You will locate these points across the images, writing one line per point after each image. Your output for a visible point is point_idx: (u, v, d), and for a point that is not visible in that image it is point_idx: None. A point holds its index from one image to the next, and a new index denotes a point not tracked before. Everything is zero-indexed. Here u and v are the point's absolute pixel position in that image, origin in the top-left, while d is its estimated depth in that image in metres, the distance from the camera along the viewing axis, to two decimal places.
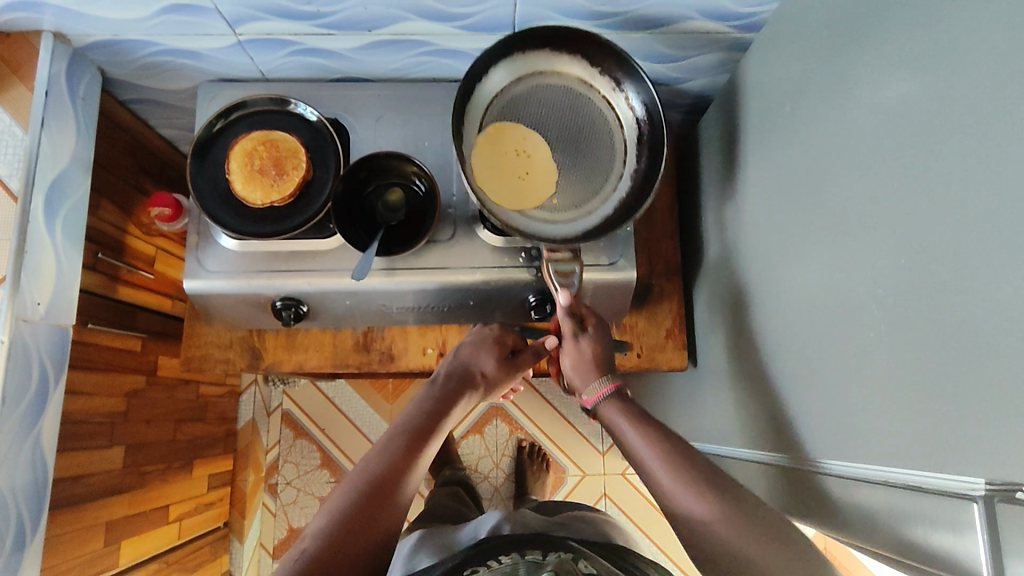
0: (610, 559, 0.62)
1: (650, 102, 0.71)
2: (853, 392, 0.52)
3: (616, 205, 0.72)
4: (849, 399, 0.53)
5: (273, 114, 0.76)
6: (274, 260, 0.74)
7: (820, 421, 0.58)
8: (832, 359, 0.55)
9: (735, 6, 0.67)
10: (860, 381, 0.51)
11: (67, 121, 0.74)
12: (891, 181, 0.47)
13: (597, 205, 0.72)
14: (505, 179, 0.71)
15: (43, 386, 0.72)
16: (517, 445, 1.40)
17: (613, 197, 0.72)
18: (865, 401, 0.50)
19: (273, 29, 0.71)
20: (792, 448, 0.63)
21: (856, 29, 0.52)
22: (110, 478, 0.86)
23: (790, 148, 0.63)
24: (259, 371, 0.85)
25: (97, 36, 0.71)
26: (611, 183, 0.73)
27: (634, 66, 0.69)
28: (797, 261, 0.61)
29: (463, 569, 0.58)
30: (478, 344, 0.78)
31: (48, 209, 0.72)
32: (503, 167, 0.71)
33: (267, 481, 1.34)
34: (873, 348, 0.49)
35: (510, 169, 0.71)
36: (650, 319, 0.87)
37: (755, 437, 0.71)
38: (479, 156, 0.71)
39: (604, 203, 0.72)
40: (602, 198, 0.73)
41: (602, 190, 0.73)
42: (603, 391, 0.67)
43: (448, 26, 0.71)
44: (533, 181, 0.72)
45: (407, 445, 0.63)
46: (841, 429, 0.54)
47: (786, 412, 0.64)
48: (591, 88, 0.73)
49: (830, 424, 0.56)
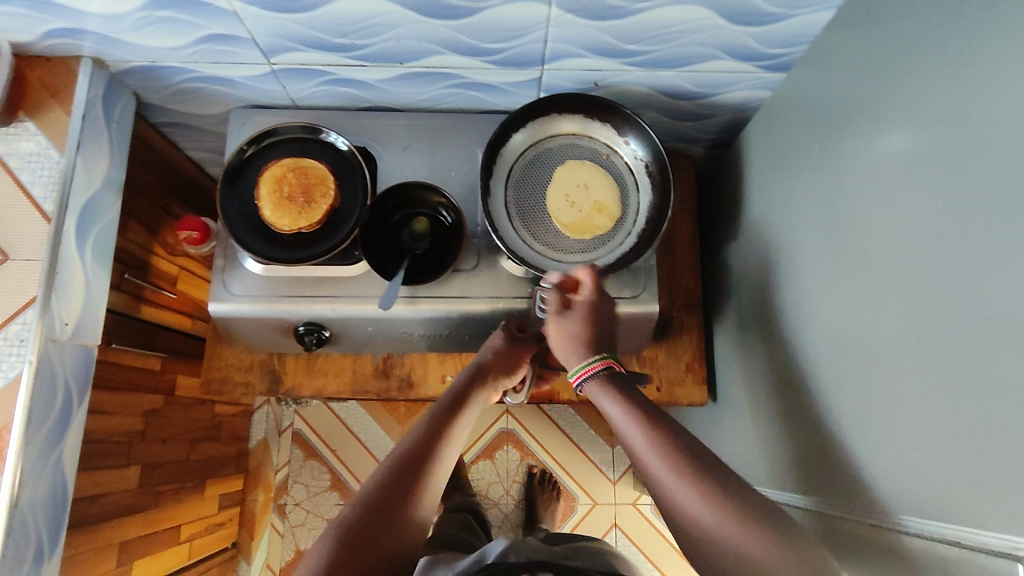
0: None
1: (658, 158, 0.75)
2: (880, 436, 0.51)
3: (621, 254, 0.74)
4: (876, 442, 0.52)
5: (304, 141, 0.77)
6: (298, 285, 0.75)
7: (846, 468, 0.57)
8: (865, 405, 0.55)
9: (762, 46, 0.69)
10: (887, 424, 0.50)
11: (101, 144, 0.75)
12: (919, 226, 0.47)
13: (602, 253, 0.74)
14: (600, 193, 0.76)
15: (67, 406, 0.71)
16: (527, 471, 1.39)
17: (618, 249, 0.75)
18: (893, 443, 0.50)
19: (306, 60, 0.72)
20: (820, 492, 0.62)
21: (886, 75, 0.53)
22: (125, 498, 0.86)
23: (819, 190, 0.63)
24: (278, 395, 0.85)
25: (134, 62, 0.73)
26: (619, 236, 0.75)
27: (643, 127, 0.74)
28: (825, 301, 0.61)
29: None
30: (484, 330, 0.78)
31: (80, 231, 0.73)
32: (592, 199, 0.76)
33: (276, 501, 1.33)
34: (903, 398, 0.49)
35: (594, 196, 0.76)
36: (670, 352, 0.86)
37: (782, 479, 0.70)
38: (605, 223, 0.75)
39: (610, 252, 0.74)
40: (607, 248, 0.75)
41: (608, 242, 0.75)
42: (596, 365, 0.66)
43: (479, 60, 0.72)
44: (588, 178, 0.76)
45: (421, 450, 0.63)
46: (870, 479, 0.53)
47: (813, 455, 0.63)
48: (615, 154, 0.77)
49: (858, 471, 0.55)
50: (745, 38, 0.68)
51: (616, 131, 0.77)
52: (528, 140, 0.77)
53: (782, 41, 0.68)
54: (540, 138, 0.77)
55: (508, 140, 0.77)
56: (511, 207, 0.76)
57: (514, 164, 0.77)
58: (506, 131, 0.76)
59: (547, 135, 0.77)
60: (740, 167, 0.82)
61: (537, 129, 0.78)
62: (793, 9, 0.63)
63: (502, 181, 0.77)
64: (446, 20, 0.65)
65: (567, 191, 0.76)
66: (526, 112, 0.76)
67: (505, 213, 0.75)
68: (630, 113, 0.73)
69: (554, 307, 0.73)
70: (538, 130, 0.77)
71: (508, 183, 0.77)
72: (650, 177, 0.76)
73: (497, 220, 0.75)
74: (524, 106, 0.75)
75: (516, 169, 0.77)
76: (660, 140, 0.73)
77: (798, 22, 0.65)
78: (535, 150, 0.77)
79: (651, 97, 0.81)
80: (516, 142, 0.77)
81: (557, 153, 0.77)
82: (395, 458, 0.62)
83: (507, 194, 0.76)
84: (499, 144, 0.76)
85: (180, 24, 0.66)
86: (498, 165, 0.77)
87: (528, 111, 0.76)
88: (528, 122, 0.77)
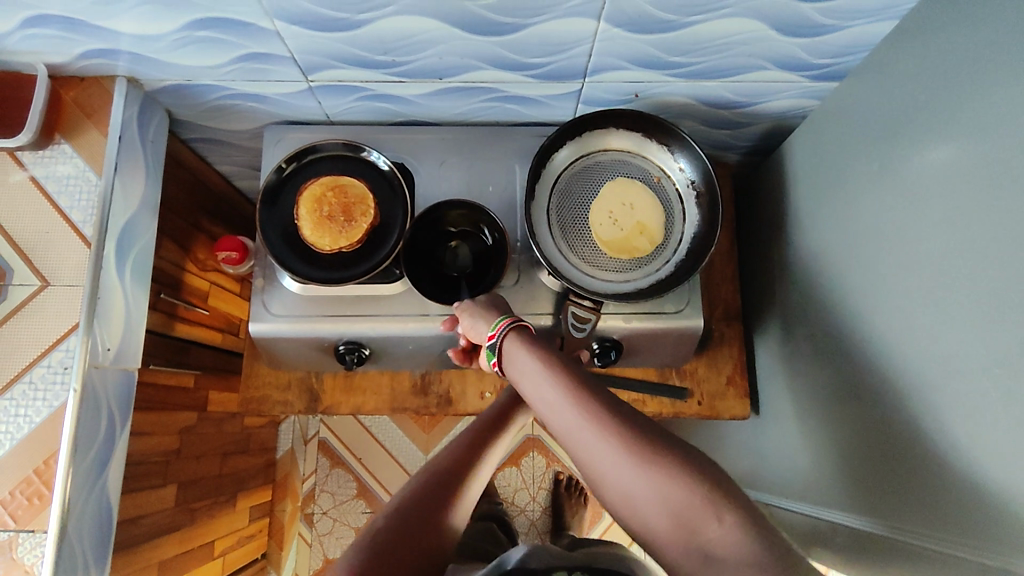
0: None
1: (705, 179, 0.74)
2: (967, 461, 0.51)
3: (659, 277, 0.73)
4: (963, 469, 0.51)
5: (344, 159, 0.76)
6: (338, 305, 0.74)
7: (926, 495, 0.56)
8: (941, 428, 0.53)
9: (811, 57, 0.67)
10: (977, 452, 0.50)
11: (138, 165, 0.74)
12: (1006, 251, 0.46)
13: (638, 276, 0.73)
14: (645, 215, 0.75)
15: (111, 430, 0.71)
16: (554, 478, 1.38)
17: (654, 272, 0.73)
18: (983, 471, 0.49)
19: (345, 77, 0.71)
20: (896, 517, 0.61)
21: (959, 92, 0.51)
22: (163, 517, 0.85)
23: (879, 206, 0.62)
24: (317, 414, 0.84)
25: (169, 80, 0.72)
26: (659, 259, 0.74)
27: (691, 144, 0.73)
28: (891, 320, 0.60)
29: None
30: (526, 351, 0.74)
31: (119, 254, 0.72)
32: (635, 220, 0.75)
33: (303, 510, 1.33)
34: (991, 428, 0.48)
35: (639, 218, 0.75)
36: (711, 364, 0.85)
37: (844, 498, 0.69)
38: (644, 245, 0.74)
39: (646, 277, 0.73)
40: (643, 273, 0.73)
41: (646, 266, 0.74)
42: (505, 323, 0.62)
43: (520, 74, 0.71)
44: (636, 199, 0.75)
45: (462, 462, 0.61)
46: (954, 508, 0.52)
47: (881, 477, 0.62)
48: (663, 174, 0.76)
49: (937, 496, 0.54)
50: (795, 49, 0.66)
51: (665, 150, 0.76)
52: (580, 150, 0.76)
53: (832, 52, 0.67)
54: (591, 151, 0.77)
55: (558, 148, 0.76)
56: (553, 216, 0.75)
57: (562, 174, 0.76)
58: (557, 141, 0.75)
59: (598, 148, 0.77)
60: (782, 177, 0.81)
61: (592, 139, 0.76)
62: (847, 21, 0.61)
63: (547, 188, 0.75)
64: (492, 36, 0.64)
65: (612, 209, 0.75)
66: (580, 123, 0.75)
67: (546, 223, 0.74)
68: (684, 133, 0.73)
69: (586, 326, 0.70)
70: (589, 142, 0.76)
71: (553, 193, 0.76)
72: (694, 194, 0.75)
73: (537, 229, 0.73)
74: (581, 116, 0.74)
75: (563, 178, 0.76)
76: (711, 161, 0.72)
77: (851, 34, 0.63)
78: (586, 161, 0.76)
79: (690, 107, 0.79)
80: (562, 155, 0.76)
81: (606, 169, 0.76)
82: (433, 465, 0.60)
83: (550, 206, 0.75)
84: (549, 151, 0.75)
85: (220, 43, 0.65)
86: (543, 174, 0.76)
87: (582, 123, 0.75)
88: (581, 134, 0.76)
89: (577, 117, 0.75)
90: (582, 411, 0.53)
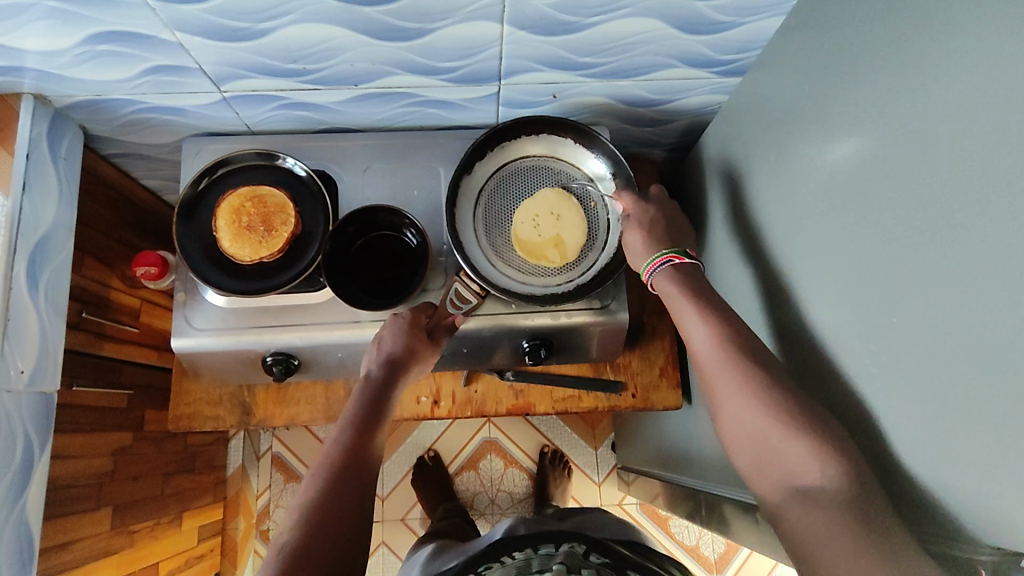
0: (630, 553, 0.66)
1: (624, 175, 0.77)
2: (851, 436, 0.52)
3: (556, 286, 0.74)
4: None
5: (261, 168, 0.75)
6: (263, 316, 0.74)
7: None
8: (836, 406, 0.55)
9: (714, 53, 0.69)
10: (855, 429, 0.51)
11: (50, 183, 0.73)
12: (881, 232, 0.48)
13: (535, 282, 0.74)
14: (567, 231, 0.75)
15: (28, 455, 0.69)
16: (511, 479, 1.39)
17: (551, 282, 0.74)
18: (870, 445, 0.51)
19: (258, 86, 0.71)
20: None
21: (835, 80, 0.53)
22: (98, 540, 0.83)
23: (776, 195, 0.63)
24: (250, 427, 0.83)
25: (79, 96, 0.71)
26: (565, 271, 0.75)
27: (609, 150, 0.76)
28: (790, 306, 0.62)
29: (478, 567, 0.62)
30: (387, 325, 0.70)
31: (31, 274, 0.70)
32: (556, 231, 0.75)
33: (257, 527, 1.32)
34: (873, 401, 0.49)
35: (559, 230, 0.75)
36: (644, 358, 0.87)
37: None
38: (552, 257, 0.74)
39: (541, 286, 0.74)
40: (541, 282, 0.75)
41: (552, 278, 0.75)
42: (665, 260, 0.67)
43: (434, 79, 0.72)
44: (567, 215, 0.75)
45: (356, 456, 0.61)
46: None
47: None
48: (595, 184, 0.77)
49: None
50: (698, 46, 0.68)
51: (598, 163, 0.77)
52: (536, 148, 0.78)
53: (734, 48, 0.68)
54: (542, 153, 0.78)
55: (511, 143, 0.77)
56: (481, 204, 0.77)
57: (505, 167, 0.77)
58: (505, 135, 0.77)
59: (553, 156, 0.78)
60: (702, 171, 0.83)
61: (554, 144, 0.77)
62: (743, 17, 0.63)
63: (483, 175, 0.77)
64: (398, 42, 0.64)
65: (543, 211, 0.75)
66: (534, 123, 0.76)
67: (470, 211, 0.76)
68: (604, 140, 0.75)
69: (465, 305, 0.73)
70: (548, 143, 0.77)
71: (486, 187, 0.77)
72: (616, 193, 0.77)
73: (460, 211, 0.76)
74: (543, 117, 0.76)
75: (505, 170, 0.78)
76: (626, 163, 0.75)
77: (748, 30, 0.65)
78: (536, 160, 0.78)
79: (608, 107, 0.81)
80: (500, 151, 0.77)
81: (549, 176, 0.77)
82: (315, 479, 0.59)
83: (476, 209, 0.76)
84: (495, 144, 0.77)
85: (123, 57, 0.64)
86: (479, 165, 0.77)
87: (535, 123, 0.76)
88: (538, 136, 0.77)
89: (541, 117, 0.77)
90: (737, 361, 0.56)
